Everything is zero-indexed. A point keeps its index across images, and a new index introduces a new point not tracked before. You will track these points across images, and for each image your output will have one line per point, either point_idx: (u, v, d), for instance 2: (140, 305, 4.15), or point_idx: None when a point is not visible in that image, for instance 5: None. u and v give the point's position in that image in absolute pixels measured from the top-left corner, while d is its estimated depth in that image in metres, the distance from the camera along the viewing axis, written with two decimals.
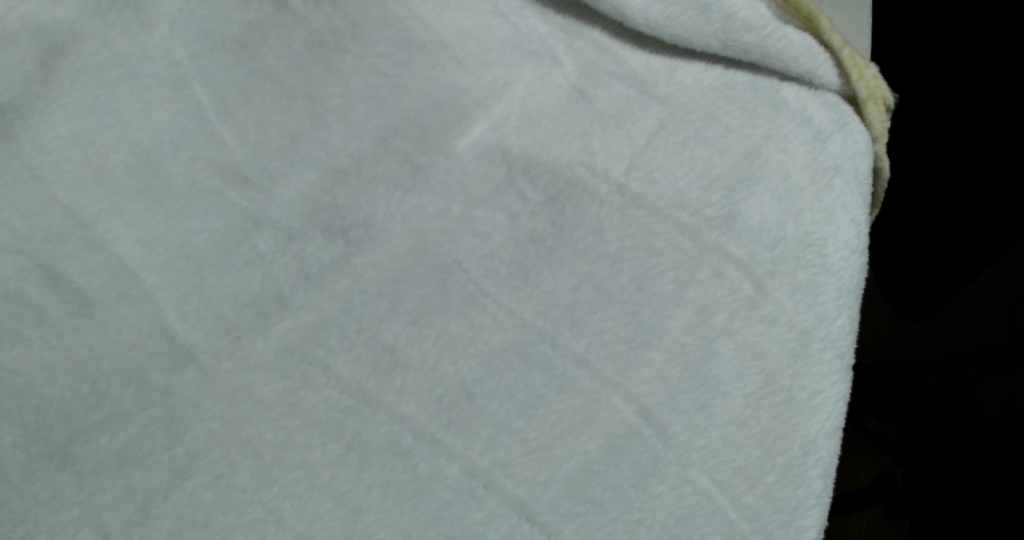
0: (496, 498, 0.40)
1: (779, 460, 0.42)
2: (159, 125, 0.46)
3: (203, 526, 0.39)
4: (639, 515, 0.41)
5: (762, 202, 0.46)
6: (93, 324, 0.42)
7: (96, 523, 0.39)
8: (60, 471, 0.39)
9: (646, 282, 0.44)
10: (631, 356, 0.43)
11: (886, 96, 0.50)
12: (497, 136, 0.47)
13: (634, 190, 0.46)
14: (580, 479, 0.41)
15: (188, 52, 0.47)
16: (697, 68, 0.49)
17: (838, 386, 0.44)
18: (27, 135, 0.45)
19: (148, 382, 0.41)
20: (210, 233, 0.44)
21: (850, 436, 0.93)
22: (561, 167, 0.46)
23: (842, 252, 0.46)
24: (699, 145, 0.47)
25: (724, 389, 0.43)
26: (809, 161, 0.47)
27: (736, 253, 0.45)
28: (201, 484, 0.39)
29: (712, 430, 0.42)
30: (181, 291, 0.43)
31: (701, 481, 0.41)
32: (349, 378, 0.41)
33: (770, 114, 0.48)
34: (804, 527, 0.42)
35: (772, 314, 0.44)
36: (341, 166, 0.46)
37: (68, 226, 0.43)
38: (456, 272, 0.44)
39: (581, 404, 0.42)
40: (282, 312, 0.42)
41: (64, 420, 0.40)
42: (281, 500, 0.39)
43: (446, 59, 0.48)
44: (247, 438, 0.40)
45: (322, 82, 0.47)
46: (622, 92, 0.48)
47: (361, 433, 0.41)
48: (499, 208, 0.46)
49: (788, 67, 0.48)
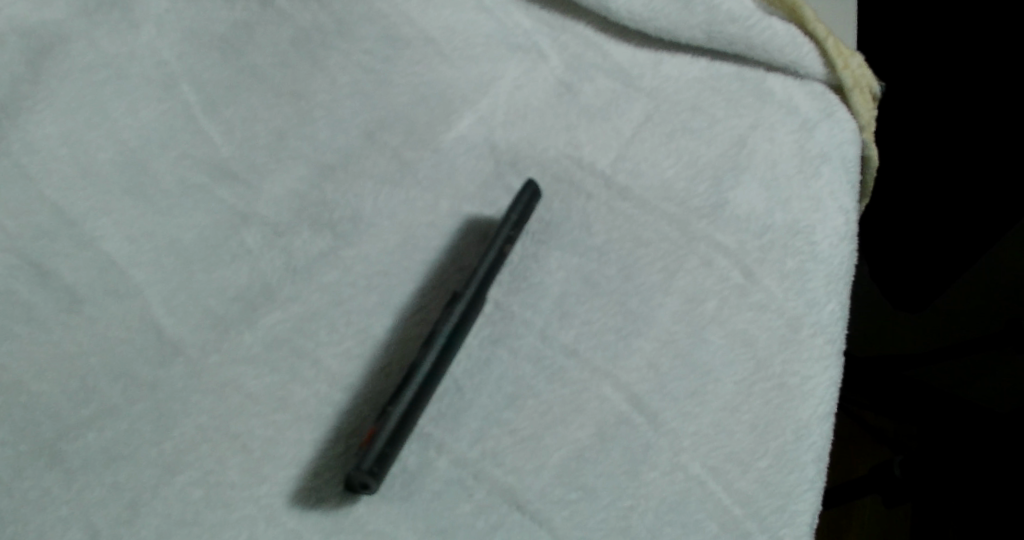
0: (486, 488, 0.40)
1: (771, 446, 0.42)
2: (147, 124, 0.46)
3: (191, 523, 0.37)
4: (632, 502, 0.40)
5: (750, 191, 0.47)
6: (82, 320, 0.41)
7: (83, 523, 0.37)
8: (48, 470, 0.38)
9: (634, 272, 0.45)
10: (621, 345, 0.43)
11: (873, 85, 0.50)
12: (484, 129, 0.47)
13: (621, 183, 0.47)
14: (571, 466, 0.40)
15: (175, 51, 0.47)
16: (683, 61, 0.50)
17: (830, 371, 0.44)
18: (16, 135, 0.45)
19: (137, 378, 0.40)
20: (198, 230, 0.43)
21: (850, 431, 0.97)
22: (549, 160, 0.47)
23: (831, 239, 0.47)
24: (686, 136, 0.48)
25: (715, 376, 0.43)
26: (797, 150, 0.48)
27: (725, 242, 0.45)
28: (190, 480, 0.38)
29: (704, 417, 0.42)
30: (169, 287, 0.42)
31: (693, 466, 0.41)
32: (337, 372, 0.41)
33: (756, 105, 0.49)
34: (799, 511, 0.41)
35: (762, 301, 0.44)
36: (327, 162, 0.46)
37: (56, 223, 0.43)
38: (444, 266, 0.44)
39: (571, 394, 0.42)
40: (270, 306, 0.42)
41: (52, 417, 0.39)
42: (272, 497, 0.38)
43: (432, 55, 0.49)
44: (236, 433, 0.39)
45: (309, 78, 0.47)
46: (609, 85, 0.49)
47: (353, 426, 0.40)
48: (487, 202, 0.46)
49: (773, 58, 0.50)
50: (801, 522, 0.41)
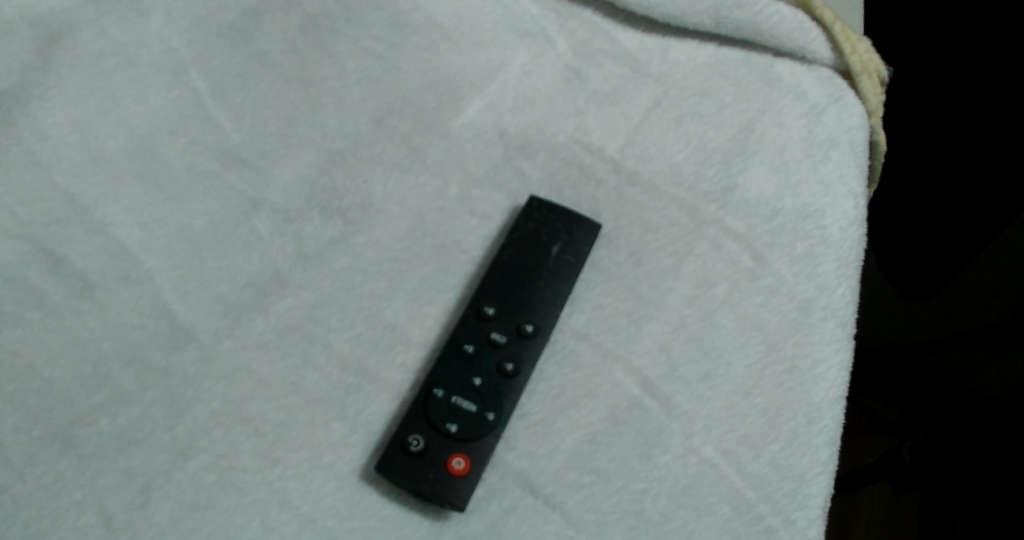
0: (499, 472, 0.39)
1: (784, 428, 0.41)
2: (157, 111, 0.46)
3: (205, 507, 0.37)
4: (645, 485, 0.39)
5: (759, 175, 0.47)
6: (93, 306, 0.40)
7: (98, 507, 0.36)
8: (61, 455, 0.37)
9: (643, 257, 0.45)
10: (632, 330, 0.43)
11: (880, 70, 0.51)
12: (493, 115, 0.48)
13: (630, 168, 0.47)
14: (584, 450, 0.40)
15: (184, 39, 0.48)
16: (690, 47, 0.51)
17: (839, 354, 0.44)
18: (26, 122, 0.44)
19: (149, 363, 0.39)
20: (209, 216, 0.43)
21: (858, 421, 0.97)
22: (558, 146, 0.48)
23: (840, 222, 0.47)
24: (694, 121, 0.49)
25: (727, 360, 0.42)
26: (805, 135, 0.49)
27: (734, 226, 0.46)
28: (203, 464, 0.38)
29: (716, 400, 0.41)
30: (180, 273, 0.42)
31: (705, 450, 0.40)
32: (349, 355, 0.41)
33: (764, 90, 0.50)
34: (812, 494, 0.40)
35: (772, 285, 0.44)
36: (337, 148, 0.46)
37: (67, 211, 0.43)
38: (455, 252, 0.44)
39: (583, 377, 0.41)
40: (282, 291, 0.42)
41: (65, 403, 0.38)
42: (284, 481, 0.38)
43: (440, 42, 0.50)
44: (248, 417, 0.39)
45: (318, 64, 0.48)
46: (616, 71, 0.50)
47: (365, 411, 0.40)
48: (497, 188, 0.46)
49: (781, 43, 0.50)
50: (814, 505, 0.40)
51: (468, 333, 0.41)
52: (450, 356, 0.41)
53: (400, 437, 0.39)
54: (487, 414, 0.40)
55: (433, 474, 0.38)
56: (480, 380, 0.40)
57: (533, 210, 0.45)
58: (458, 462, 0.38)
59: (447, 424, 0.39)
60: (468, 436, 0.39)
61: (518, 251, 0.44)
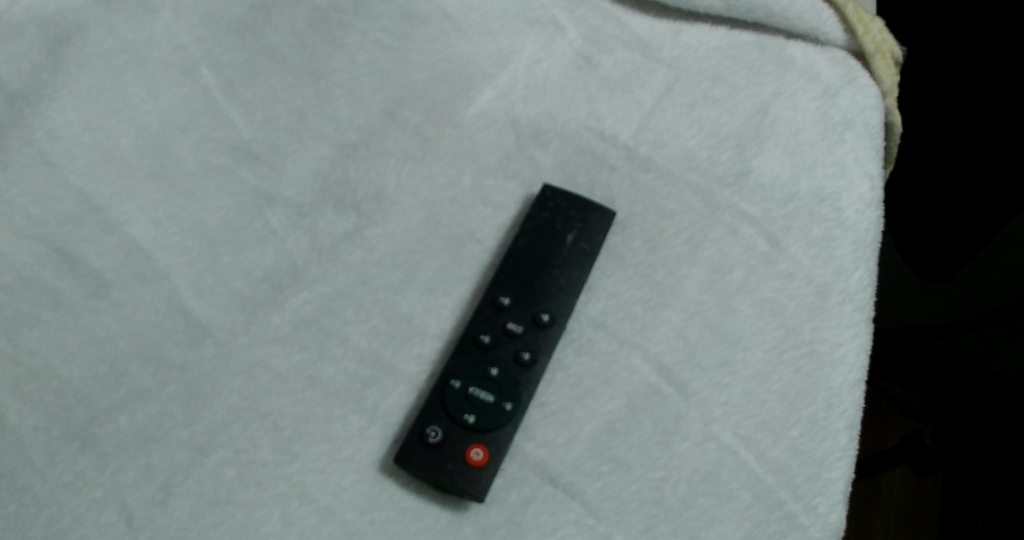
0: (517, 462, 0.39)
1: (803, 413, 0.41)
2: (168, 109, 0.46)
3: (225, 503, 0.37)
4: (664, 472, 0.39)
5: (774, 158, 0.47)
6: (109, 304, 0.40)
7: (118, 504, 0.37)
8: (81, 453, 0.37)
9: (658, 244, 0.44)
10: (648, 317, 0.42)
11: (894, 50, 0.50)
12: (504, 104, 0.48)
13: (644, 154, 0.47)
14: (602, 439, 0.40)
15: (193, 35, 0.48)
16: (702, 31, 0.51)
17: (858, 337, 0.43)
18: (38, 122, 0.45)
19: (166, 360, 0.39)
20: (221, 212, 0.43)
21: (878, 404, 0.96)
22: (571, 133, 0.47)
23: (857, 206, 0.46)
24: (707, 105, 0.48)
25: (744, 345, 0.42)
26: (819, 117, 0.48)
27: (750, 211, 0.45)
28: (222, 460, 0.38)
29: (734, 387, 0.41)
30: (195, 269, 0.42)
31: (724, 436, 0.40)
32: (365, 348, 0.41)
33: (777, 72, 0.49)
34: (832, 480, 0.40)
35: (789, 269, 0.44)
36: (349, 141, 0.46)
37: (81, 210, 0.43)
38: (469, 243, 0.44)
39: (600, 366, 0.41)
40: (296, 285, 0.42)
41: (84, 402, 0.38)
42: (303, 474, 0.38)
43: (450, 32, 0.50)
44: (267, 411, 0.39)
45: (327, 58, 0.48)
46: (628, 57, 0.50)
47: (383, 404, 0.40)
48: (510, 177, 0.46)
49: (793, 25, 0.50)
50: (835, 490, 0.40)
51: (485, 323, 0.41)
52: (467, 346, 0.41)
53: (418, 429, 0.39)
54: (504, 404, 0.39)
55: (452, 465, 0.38)
56: (496, 371, 0.40)
57: (547, 199, 0.45)
58: (477, 452, 0.38)
59: (464, 415, 0.39)
60: (487, 427, 0.39)
61: (533, 240, 0.44)
